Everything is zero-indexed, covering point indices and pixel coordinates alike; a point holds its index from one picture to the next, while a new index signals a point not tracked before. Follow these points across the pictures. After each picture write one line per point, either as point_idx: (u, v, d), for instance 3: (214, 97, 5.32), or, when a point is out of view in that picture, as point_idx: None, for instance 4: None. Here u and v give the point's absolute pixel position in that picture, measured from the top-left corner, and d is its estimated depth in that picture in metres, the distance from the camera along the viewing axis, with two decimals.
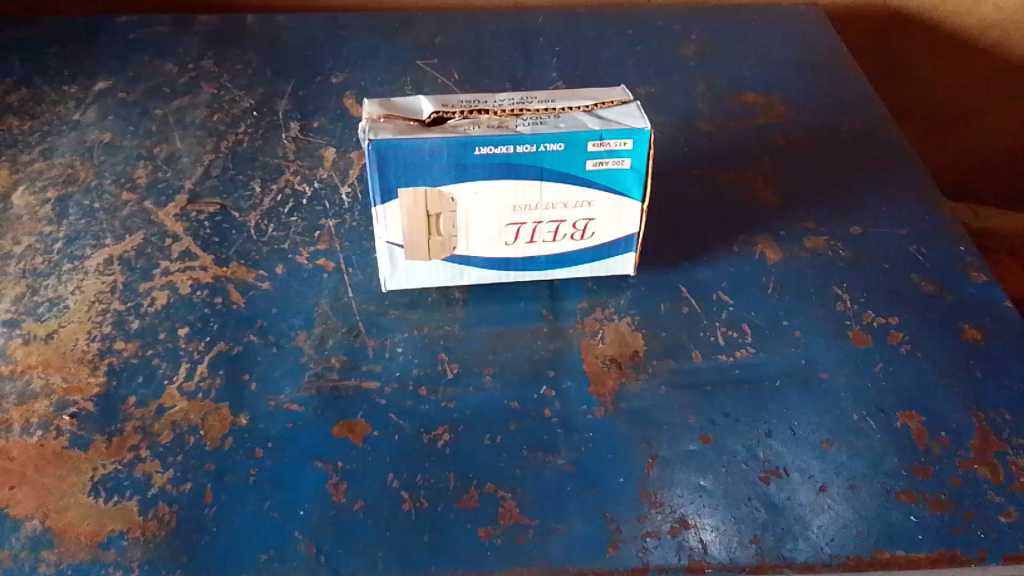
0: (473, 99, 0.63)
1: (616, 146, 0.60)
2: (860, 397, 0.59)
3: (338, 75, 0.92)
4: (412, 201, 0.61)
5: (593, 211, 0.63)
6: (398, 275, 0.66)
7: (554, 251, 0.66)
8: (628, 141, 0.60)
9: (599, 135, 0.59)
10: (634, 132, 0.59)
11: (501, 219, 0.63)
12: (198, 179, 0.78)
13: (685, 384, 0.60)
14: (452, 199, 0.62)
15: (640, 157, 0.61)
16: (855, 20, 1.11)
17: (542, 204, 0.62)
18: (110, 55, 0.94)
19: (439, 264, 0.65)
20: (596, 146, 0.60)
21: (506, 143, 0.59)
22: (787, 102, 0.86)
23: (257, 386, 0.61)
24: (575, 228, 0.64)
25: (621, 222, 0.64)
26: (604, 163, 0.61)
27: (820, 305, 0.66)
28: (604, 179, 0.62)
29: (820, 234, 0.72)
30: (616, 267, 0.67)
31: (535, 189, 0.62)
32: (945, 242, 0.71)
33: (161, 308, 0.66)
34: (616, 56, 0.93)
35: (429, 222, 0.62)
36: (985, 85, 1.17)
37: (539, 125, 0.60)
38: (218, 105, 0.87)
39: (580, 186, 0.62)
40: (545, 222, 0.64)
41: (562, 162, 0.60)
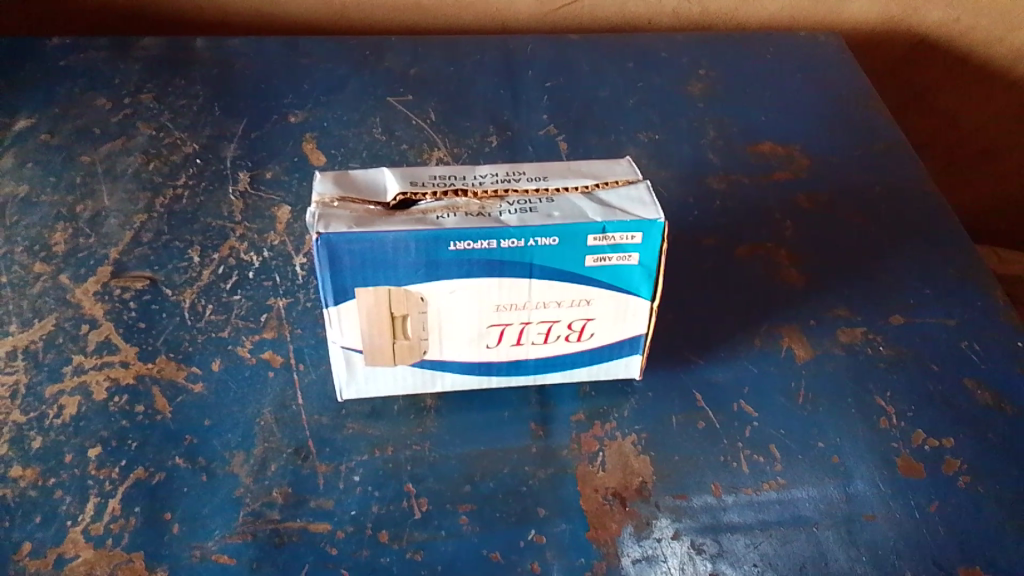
0: (447, 175, 0.52)
1: (622, 239, 0.49)
2: (913, 547, 0.49)
3: (297, 114, 0.80)
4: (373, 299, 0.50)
5: (592, 311, 0.52)
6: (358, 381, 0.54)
7: (546, 353, 0.55)
8: (638, 234, 0.49)
9: (602, 228, 0.48)
10: (645, 225, 0.48)
11: (482, 320, 0.52)
12: (126, 246, 0.66)
13: (703, 531, 0.50)
14: (421, 297, 0.50)
15: (651, 253, 0.49)
16: (875, 49, 1.01)
17: (531, 303, 0.51)
18: (34, 85, 0.82)
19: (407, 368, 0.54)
20: (598, 240, 0.49)
21: (488, 238, 0.48)
22: (810, 153, 0.76)
23: (180, 529, 0.49)
24: (571, 329, 0.53)
25: (626, 323, 0.53)
26: (605, 258, 0.50)
27: (861, 421, 0.55)
28: (606, 275, 0.51)
29: (855, 324, 0.61)
30: (619, 371, 0.56)
31: (523, 287, 0.50)
32: (999, 334, 0.61)
33: (69, 420, 0.55)
34: (615, 94, 0.82)
35: (394, 324, 0.51)
36: (1013, 119, 1.07)
37: (529, 212, 0.49)
38: (155, 150, 0.75)
39: (577, 283, 0.51)
40: (535, 323, 0.52)
41: (555, 257, 0.49)
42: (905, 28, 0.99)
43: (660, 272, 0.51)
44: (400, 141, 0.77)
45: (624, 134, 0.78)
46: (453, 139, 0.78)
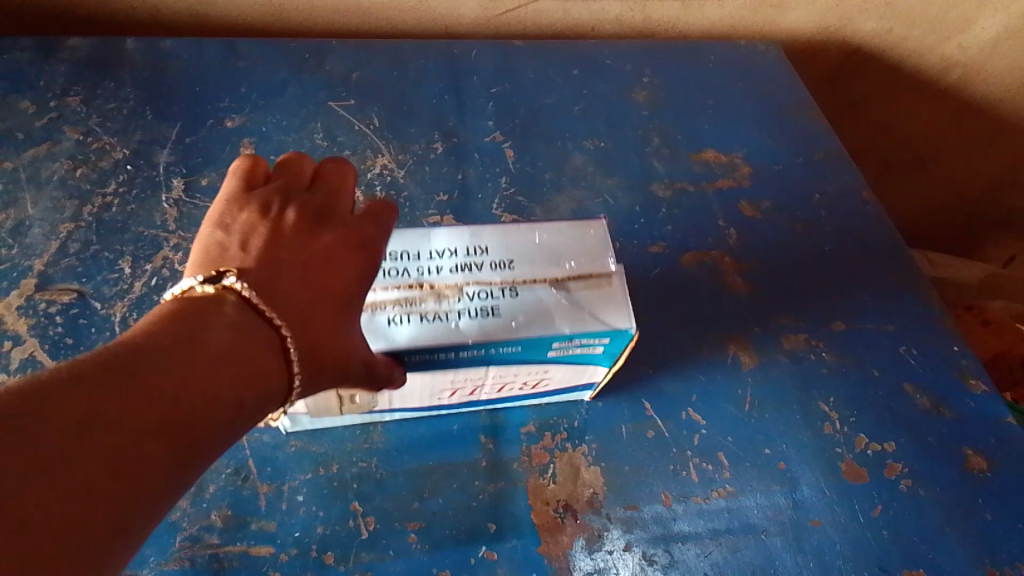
0: (399, 252, 0.48)
1: (589, 344, 0.47)
2: (859, 552, 0.50)
3: (234, 118, 0.77)
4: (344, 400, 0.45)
5: (549, 377, 0.51)
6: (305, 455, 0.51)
7: (499, 404, 0.54)
8: (606, 339, 0.47)
9: (569, 337, 0.46)
10: (615, 335, 0.46)
11: (436, 398, 0.50)
12: (52, 258, 0.63)
13: (654, 542, 0.50)
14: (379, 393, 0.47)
15: (615, 348, 0.48)
16: (810, 58, 1.04)
17: (487, 381, 0.50)
18: None
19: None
20: (561, 347, 0.47)
21: (447, 351, 0.45)
22: (753, 161, 0.76)
23: None
24: (525, 390, 0.52)
25: (581, 376, 0.52)
26: (566, 353, 0.48)
27: (806, 427, 0.56)
28: (567, 364, 0.49)
29: (799, 331, 0.62)
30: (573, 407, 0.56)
31: (481, 375, 0.48)
32: (936, 340, 0.62)
33: None
34: (561, 101, 0.82)
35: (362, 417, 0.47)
36: (943, 128, 1.10)
37: (490, 319, 0.46)
38: (83, 156, 0.72)
39: (535, 367, 0.49)
40: (489, 392, 0.51)
41: (518, 359, 0.47)
42: (840, 38, 1.01)
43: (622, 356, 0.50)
44: (342, 148, 0.76)
45: (569, 142, 0.77)
46: (398, 145, 0.76)
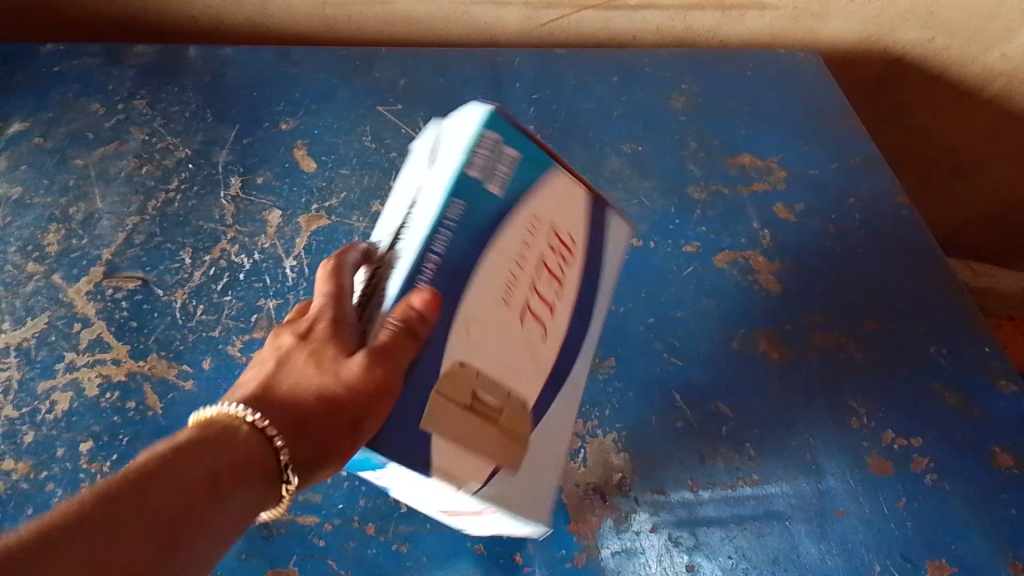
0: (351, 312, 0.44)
1: (493, 136, 0.46)
2: (882, 541, 0.51)
3: (288, 121, 0.81)
4: (435, 420, 0.38)
5: (551, 219, 0.48)
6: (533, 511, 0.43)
7: (563, 309, 0.48)
8: (492, 121, 0.46)
9: (472, 142, 0.45)
10: (486, 113, 0.46)
11: (515, 325, 0.43)
12: (119, 248, 0.67)
13: (679, 524, 0.52)
14: (461, 364, 0.40)
15: (510, 125, 0.48)
16: (851, 68, 1.04)
17: (523, 257, 0.45)
18: (29, 89, 0.82)
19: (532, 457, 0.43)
20: (483, 156, 0.45)
21: (433, 230, 0.41)
22: (789, 166, 0.78)
23: None
24: (557, 253, 0.48)
25: (568, 206, 0.51)
26: (512, 160, 0.46)
27: (834, 421, 0.57)
28: (523, 173, 0.47)
29: (829, 329, 0.63)
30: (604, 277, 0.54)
31: (511, 251, 0.44)
32: (968, 340, 0.63)
33: (61, 416, 0.56)
34: (599, 107, 0.84)
35: (473, 421, 0.40)
36: (987, 136, 1.09)
37: (420, 210, 0.43)
38: (148, 154, 0.76)
39: (521, 205, 0.46)
40: (538, 277, 0.46)
41: (489, 191, 0.44)
42: (880, 47, 1.01)
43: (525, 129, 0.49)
44: (390, 149, 0.79)
45: (607, 146, 0.80)
46: None
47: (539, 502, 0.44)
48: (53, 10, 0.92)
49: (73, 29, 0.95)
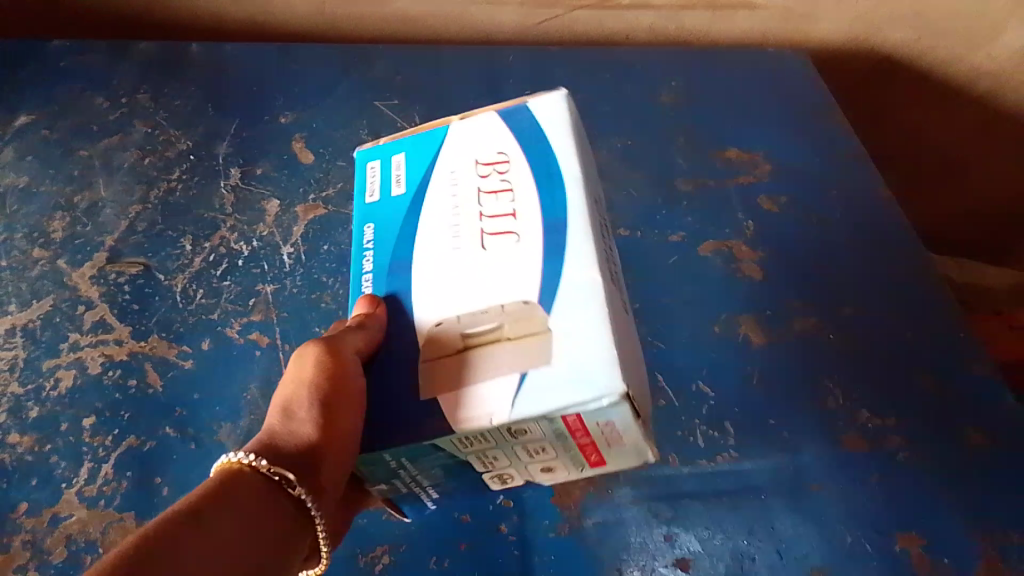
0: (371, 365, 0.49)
1: (375, 172, 0.52)
2: (854, 515, 0.53)
3: (287, 115, 0.83)
4: (448, 372, 0.40)
5: (460, 164, 0.49)
6: (581, 381, 0.37)
7: (528, 195, 0.46)
8: (375, 163, 0.52)
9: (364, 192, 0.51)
10: (363, 158, 0.53)
11: (474, 259, 0.44)
12: (121, 235, 0.70)
13: (658, 497, 0.54)
14: (440, 323, 0.42)
15: (384, 149, 0.52)
16: (838, 67, 1.06)
17: (455, 217, 0.46)
18: (35, 83, 0.84)
19: (562, 339, 0.39)
20: (377, 187, 0.51)
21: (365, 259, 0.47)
22: (775, 159, 0.80)
23: (169, 492, 0.54)
24: (494, 172, 0.48)
25: (485, 135, 0.50)
26: (401, 163, 0.51)
27: (811, 401, 0.59)
28: (417, 166, 0.50)
29: (809, 315, 0.65)
30: (560, 132, 0.49)
31: (444, 224, 0.46)
32: (944, 326, 0.65)
33: (65, 393, 0.58)
34: (590, 103, 0.86)
35: (488, 352, 0.41)
36: (975, 135, 1.11)
37: None
38: (151, 146, 0.79)
39: (432, 183, 0.49)
40: (480, 218, 0.46)
41: (402, 204, 0.49)
42: (868, 47, 1.03)
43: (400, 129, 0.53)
44: None
45: (598, 140, 0.82)
46: None
47: (589, 372, 0.37)
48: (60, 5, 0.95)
49: (79, 24, 0.97)
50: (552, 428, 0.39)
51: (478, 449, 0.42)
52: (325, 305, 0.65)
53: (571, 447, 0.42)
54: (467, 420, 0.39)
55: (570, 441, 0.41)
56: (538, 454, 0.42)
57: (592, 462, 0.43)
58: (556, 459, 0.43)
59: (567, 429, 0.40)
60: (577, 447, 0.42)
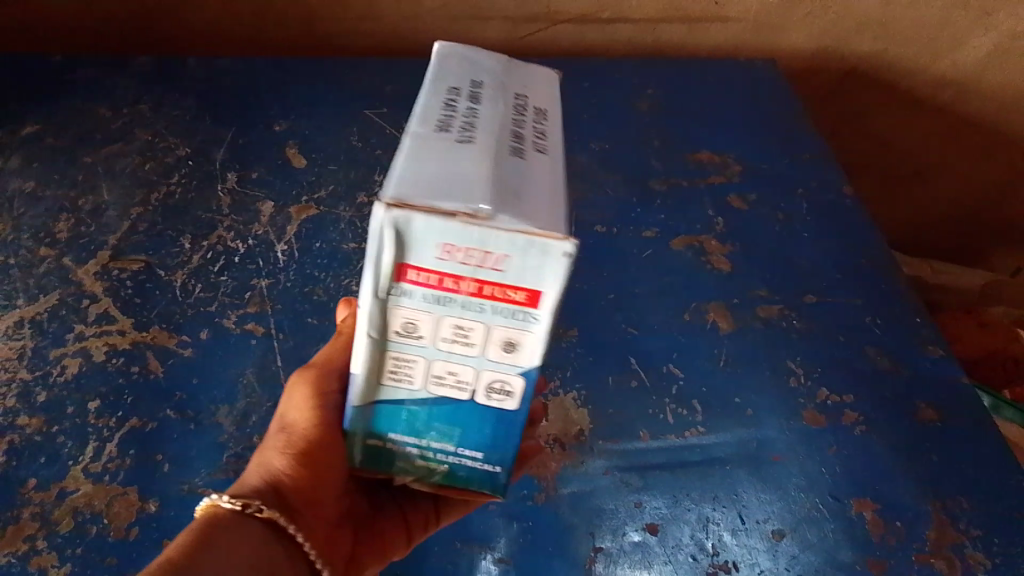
0: None
1: None
2: (814, 482, 0.57)
3: (281, 123, 0.87)
4: (367, 341, 0.39)
5: None
6: (372, 232, 0.31)
7: (408, 133, 0.40)
8: None
9: None
10: None
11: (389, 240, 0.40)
12: (124, 235, 0.73)
13: (629, 467, 0.57)
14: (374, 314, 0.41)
15: None
16: (809, 75, 1.08)
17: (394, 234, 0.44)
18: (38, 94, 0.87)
19: (378, 217, 0.34)
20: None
21: None
22: (744, 161, 0.84)
23: (169, 468, 0.57)
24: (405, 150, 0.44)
25: None
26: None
27: (774, 380, 0.63)
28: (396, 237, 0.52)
29: (774, 302, 0.69)
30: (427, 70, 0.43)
31: None
32: (900, 312, 0.69)
33: (71, 378, 0.62)
34: (571, 109, 0.88)
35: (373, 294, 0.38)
36: (942, 140, 1.15)
37: None
38: (151, 152, 0.82)
39: None
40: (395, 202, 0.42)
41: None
42: (837, 56, 1.05)
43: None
44: (374, 148, 0.86)
45: (577, 142, 0.84)
46: None
47: (371, 222, 0.32)
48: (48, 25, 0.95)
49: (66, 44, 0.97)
50: (417, 299, 0.33)
51: (419, 374, 0.36)
52: (318, 297, 0.70)
53: (477, 303, 0.33)
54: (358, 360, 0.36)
55: (465, 298, 0.33)
56: (468, 335, 0.35)
57: (526, 303, 0.33)
58: (491, 329, 0.34)
59: (433, 288, 0.33)
60: (485, 298, 0.33)
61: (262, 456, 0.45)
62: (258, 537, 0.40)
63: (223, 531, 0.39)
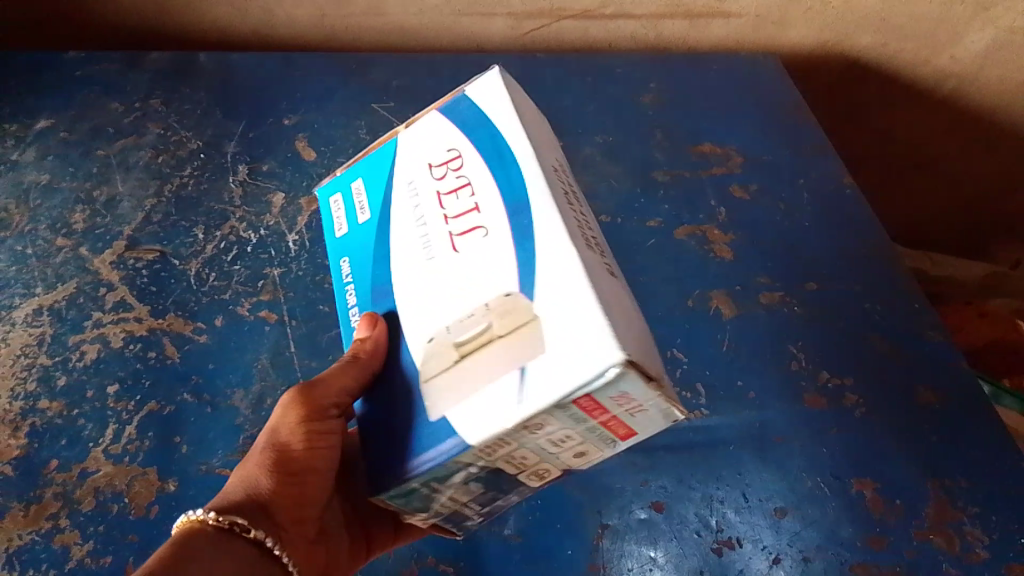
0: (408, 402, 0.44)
1: (337, 202, 0.49)
2: (815, 462, 0.59)
3: (291, 117, 0.88)
4: (443, 388, 0.36)
5: (410, 176, 0.44)
6: (586, 356, 0.32)
7: (485, 187, 0.41)
8: (336, 193, 0.49)
9: (332, 227, 0.48)
10: (328, 189, 0.50)
11: (450, 268, 0.39)
12: (138, 225, 0.75)
13: (636, 448, 0.60)
14: (430, 339, 0.38)
15: (346, 174, 0.49)
16: (811, 69, 1.08)
17: (421, 228, 0.42)
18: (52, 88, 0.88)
19: (552, 325, 0.34)
20: (343, 224, 0.47)
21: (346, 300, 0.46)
22: (747, 153, 0.84)
23: (189, 449, 0.60)
24: (447, 171, 0.43)
25: (423, 133, 0.46)
26: (359, 188, 0.48)
27: (777, 364, 0.65)
28: (369, 188, 0.47)
29: (776, 289, 0.71)
30: (493, 112, 0.43)
31: (417, 247, 0.41)
32: (900, 298, 0.70)
33: (90, 363, 0.64)
34: (575, 103, 0.89)
35: (482, 354, 0.35)
36: (944, 134, 1.15)
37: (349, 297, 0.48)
38: (164, 146, 0.83)
39: (397, 187, 0.45)
40: (442, 225, 0.41)
41: (369, 231, 0.45)
42: (839, 51, 1.05)
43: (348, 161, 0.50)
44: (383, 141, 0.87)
45: (581, 136, 0.85)
46: None
47: (584, 349, 0.32)
48: (58, 19, 0.96)
49: (75, 36, 0.99)
50: (568, 416, 0.34)
51: (504, 455, 0.36)
52: (329, 286, 0.71)
53: (597, 428, 0.35)
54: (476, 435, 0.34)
55: (594, 422, 0.35)
56: (564, 443, 0.36)
57: (621, 437, 0.36)
58: (581, 443, 0.36)
59: (583, 410, 0.34)
60: (603, 425, 0.35)
61: (241, 476, 0.46)
62: (245, 554, 0.41)
63: (214, 546, 0.40)
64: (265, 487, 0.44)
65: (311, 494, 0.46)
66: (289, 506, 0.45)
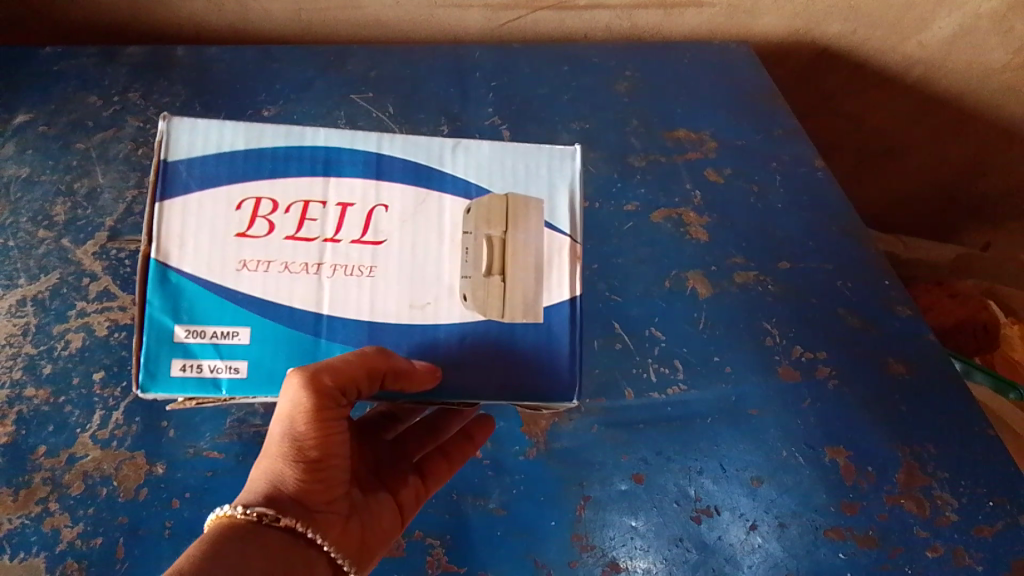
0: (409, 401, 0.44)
1: (190, 362, 0.41)
2: (789, 434, 0.63)
3: (270, 109, 0.85)
4: (525, 294, 0.43)
5: (234, 245, 0.42)
6: (540, 179, 0.45)
7: (320, 192, 0.43)
8: (177, 365, 0.41)
9: (215, 385, 0.41)
10: (161, 374, 0.40)
11: (395, 257, 0.43)
12: (120, 217, 0.75)
13: (616, 422, 0.63)
14: (465, 298, 0.43)
15: (152, 342, 0.41)
16: (783, 58, 1.08)
17: (324, 268, 0.42)
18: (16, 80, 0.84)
19: (517, 177, 0.45)
20: (226, 369, 0.41)
21: None
22: (720, 138, 0.83)
23: (176, 433, 0.62)
24: (267, 220, 0.42)
25: (197, 224, 0.42)
26: (191, 332, 0.41)
27: (751, 341, 0.67)
28: (210, 315, 0.41)
29: (750, 268, 0.72)
30: (228, 140, 0.43)
31: (347, 283, 0.42)
32: (871, 274, 0.72)
33: (76, 352, 0.65)
34: (551, 93, 0.88)
35: (512, 262, 0.43)
36: (912, 118, 1.17)
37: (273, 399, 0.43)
38: (143, 138, 0.81)
39: (247, 269, 0.42)
40: (341, 246, 0.43)
41: (267, 329, 0.42)
42: (809, 39, 1.05)
43: (132, 351, 0.40)
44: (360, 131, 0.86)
45: (558, 124, 0.85)
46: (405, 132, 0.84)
47: (528, 181, 0.45)
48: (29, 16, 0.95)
49: (50, 33, 0.99)
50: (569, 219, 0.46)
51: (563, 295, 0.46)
52: None
53: None
54: (573, 285, 0.44)
55: None
56: None
57: None
58: None
59: None
60: None
61: (260, 465, 0.43)
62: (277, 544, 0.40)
63: (241, 540, 0.38)
64: (292, 480, 0.42)
65: (335, 474, 0.44)
66: (322, 491, 0.43)
